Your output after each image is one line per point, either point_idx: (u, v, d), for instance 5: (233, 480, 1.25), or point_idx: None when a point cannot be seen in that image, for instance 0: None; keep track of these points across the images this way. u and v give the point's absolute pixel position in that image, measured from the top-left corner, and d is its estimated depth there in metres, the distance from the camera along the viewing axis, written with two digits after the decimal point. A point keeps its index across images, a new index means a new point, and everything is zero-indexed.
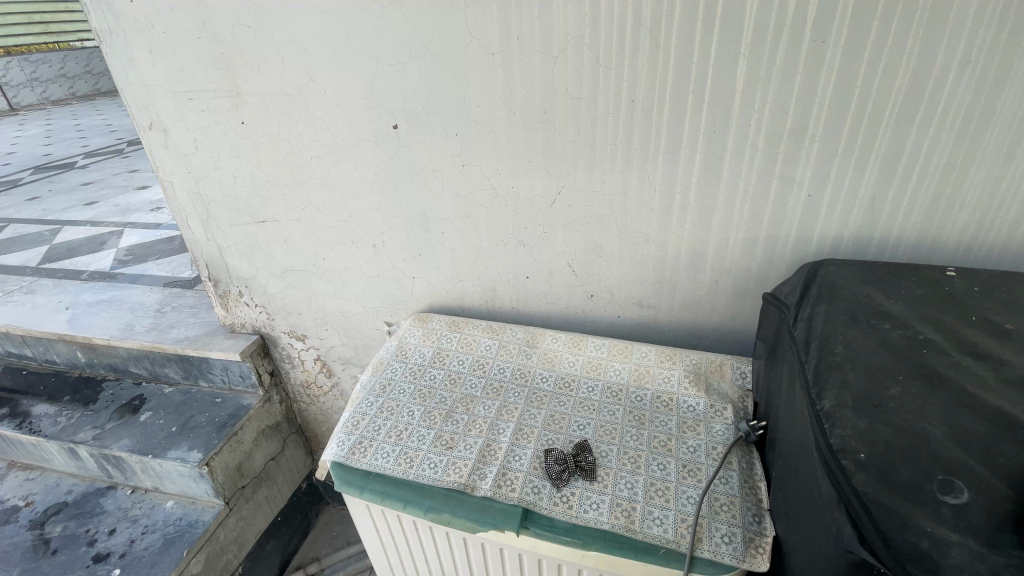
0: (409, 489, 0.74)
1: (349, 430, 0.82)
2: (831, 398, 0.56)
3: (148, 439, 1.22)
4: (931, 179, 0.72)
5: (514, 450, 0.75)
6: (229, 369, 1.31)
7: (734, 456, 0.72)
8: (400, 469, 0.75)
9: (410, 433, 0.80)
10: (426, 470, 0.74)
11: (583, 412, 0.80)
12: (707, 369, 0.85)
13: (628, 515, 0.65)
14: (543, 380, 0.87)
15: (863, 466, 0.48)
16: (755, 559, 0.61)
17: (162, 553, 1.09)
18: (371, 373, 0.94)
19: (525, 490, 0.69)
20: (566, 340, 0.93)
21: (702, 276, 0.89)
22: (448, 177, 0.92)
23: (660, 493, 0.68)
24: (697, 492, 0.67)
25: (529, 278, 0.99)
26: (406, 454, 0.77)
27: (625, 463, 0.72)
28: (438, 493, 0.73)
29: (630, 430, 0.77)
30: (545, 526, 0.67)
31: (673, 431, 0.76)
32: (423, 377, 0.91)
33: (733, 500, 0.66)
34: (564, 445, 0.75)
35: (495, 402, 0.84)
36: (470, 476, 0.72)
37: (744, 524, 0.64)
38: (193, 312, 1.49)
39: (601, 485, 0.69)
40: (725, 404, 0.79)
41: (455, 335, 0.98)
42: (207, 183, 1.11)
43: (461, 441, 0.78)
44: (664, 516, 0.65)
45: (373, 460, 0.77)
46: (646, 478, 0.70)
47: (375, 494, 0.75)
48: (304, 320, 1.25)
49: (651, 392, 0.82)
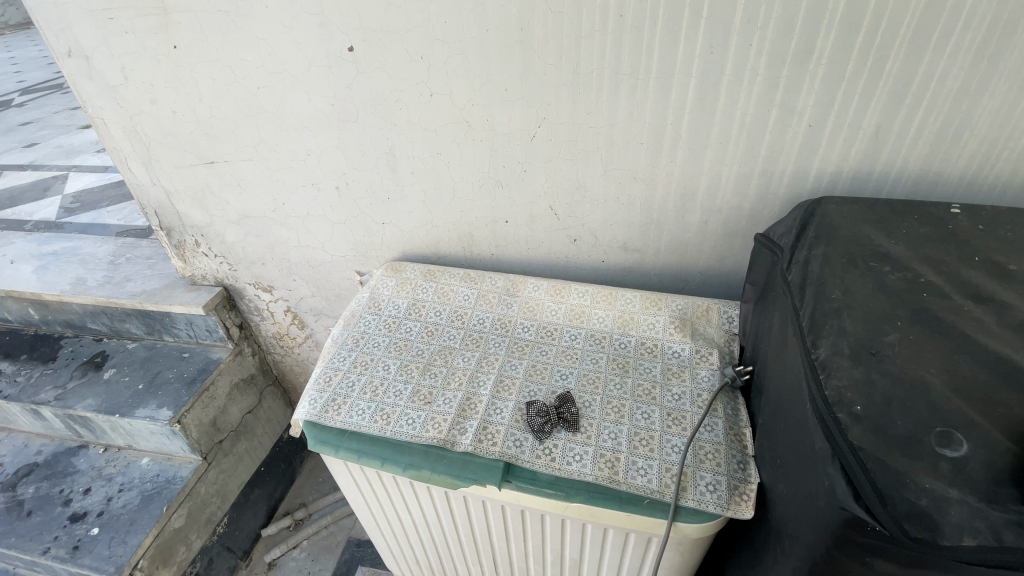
0: (386, 447, 0.71)
1: (321, 387, 0.78)
2: (827, 346, 0.53)
3: (114, 398, 1.17)
4: (940, 107, 0.66)
5: (495, 403, 0.72)
6: (193, 323, 1.24)
7: (720, 403, 0.71)
8: (376, 426, 0.71)
9: (387, 389, 0.76)
10: (404, 426, 0.71)
11: (565, 361, 0.77)
12: (693, 314, 0.82)
13: (612, 467, 0.64)
14: (523, 330, 0.83)
15: (860, 419, 0.46)
16: (739, 507, 0.60)
17: (141, 510, 1.07)
18: (341, 328, 0.88)
19: (507, 444, 0.67)
20: (548, 287, 0.89)
21: (691, 217, 0.83)
22: (416, 109, 0.82)
23: (645, 443, 0.66)
24: (682, 441, 0.66)
25: (509, 223, 0.93)
26: (382, 410, 0.73)
27: (609, 413, 0.70)
28: (418, 450, 0.70)
29: (614, 378, 0.74)
30: (527, 480, 0.65)
31: (658, 377, 0.74)
32: (398, 329, 0.86)
33: (718, 448, 0.65)
34: (546, 397, 0.72)
35: (474, 354, 0.80)
36: (450, 431, 0.69)
37: (729, 472, 0.63)
38: (150, 264, 1.39)
39: (585, 437, 0.67)
40: (712, 350, 0.77)
41: (431, 285, 0.93)
42: (143, 120, 0.99)
43: (441, 395, 0.74)
44: (648, 466, 0.64)
45: (347, 418, 0.73)
46: (630, 428, 0.68)
47: (351, 452, 0.72)
48: (269, 270, 1.17)
49: (636, 339, 0.79)
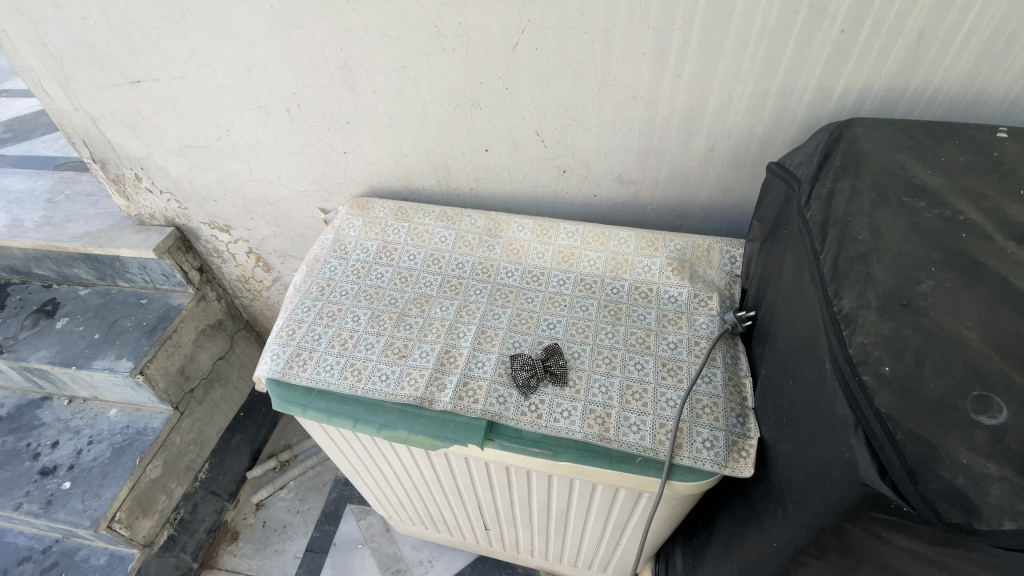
0: (358, 406, 0.65)
1: (284, 341, 0.71)
2: (851, 298, 0.46)
3: (70, 350, 1.09)
4: (998, 8, 0.54)
5: (476, 356, 0.65)
6: (147, 267, 1.13)
7: (719, 352, 0.65)
8: (346, 384, 0.65)
9: (356, 342, 0.69)
10: (377, 383, 0.64)
11: (552, 309, 0.70)
12: (693, 255, 0.74)
13: (603, 423, 0.59)
14: (506, 275, 0.75)
15: (887, 382, 0.41)
16: (737, 464, 0.56)
17: (114, 463, 1.03)
18: (304, 275, 0.79)
19: (489, 401, 0.61)
20: (534, 227, 0.79)
21: (696, 143, 0.73)
22: (374, 12, 0.68)
23: (637, 397, 0.61)
24: (678, 395, 0.61)
25: (489, 151, 0.81)
26: (353, 366, 0.67)
27: (599, 365, 0.64)
28: (392, 409, 0.64)
29: (604, 326, 0.68)
30: (511, 439, 0.60)
31: (652, 324, 0.68)
32: (368, 276, 0.78)
33: (716, 402, 0.60)
34: (532, 349, 0.66)
35: (453, 302, 0.73)
36: (427, 388, 0.63)
37: (728, 427, 0.58)
38: (93, 201, 1.25)
39: (573, 391, 0.61)
40: (712, 294, 0.70)
41: (403, 225, 0.83)
42: (45, 27, 0.82)
43: (416, 348, 0.67)
44: (641, 422, 0.59)
45: (314, 375, 0.67)
46: (621, 380, 0.62)
47: (320, 412, 0.65)
48: (223, 207, 1.06)
49: (629, 283, 0.72)
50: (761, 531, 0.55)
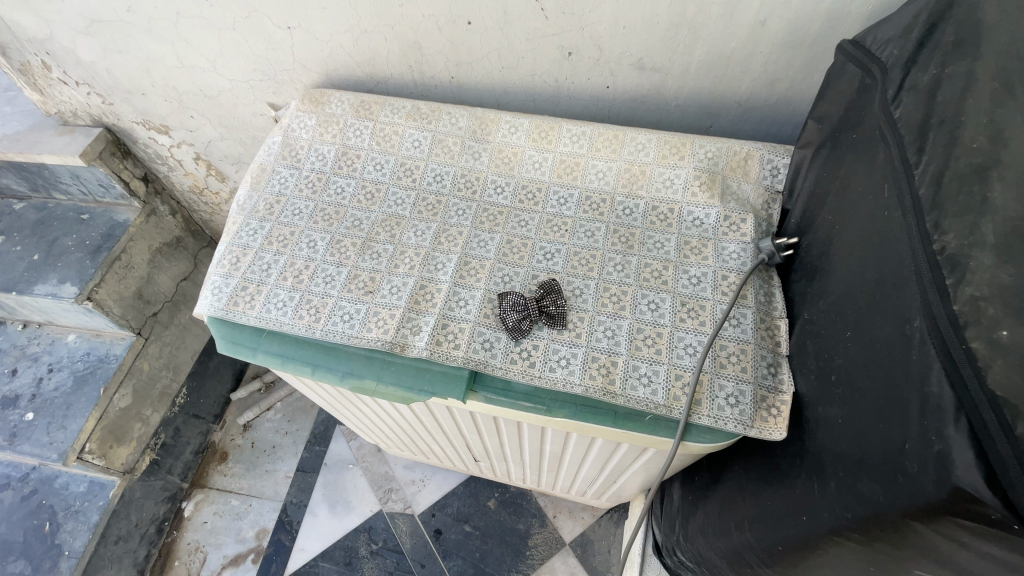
0: (316, 350, 0.54)
1: (227, 272, 0.59)
2: (960, 233, 0.34)
3: (10, 273, 0.97)
4: None
5: (457, 292, 0.54)
6: (80, 177, 0.97)
7: (751, 288, 0.54)
8: (302, 324, 0.54)
9: (313, 274, 0.58)
10: (339, 323, 0.53)
11: (549, 234, 0.58)
12: (726, 167, 0.60)
13: (607, 375, 0.49)
14: (495, 192, 0.61)
15: (1004, 350, 0.30)
16: (765, 425, 0.47)
17: (76, 393, 0.96)
18: (250, 191, 0.66)
19: (473, 347, 0.51)
20: (530, 128, 0.63)
21: (744, 15, 0.55)
22: None
23: (650, 343, 0.50)
24: (699, 340, 0.50)
25: (472, 24, 0.63)
26: (309, 302, 0.55)
27: (605, 305, 0.52)
28: (357, 355, 0.53)
29: (613, 257, 0.55)
30: (498, 391, 0.51)
31: (671, 255, 0.55)
32: (326, 191, 0.64)
33: (744, 349, 0.50)
34: (525, 284, 0.54)
35: (429, 226, 0.60)
36: (399, 331, 0.52)
37: (756, 379, 0.49)
38: (8, 96, 1.05)
39: (573, 335, 0.51)
40: (745, 215, 0.57)
41: (366, 124, 0.67)
42: None
43: (384, 282, 0.56)
44: (651, 374, 0.49)
45: (263, 313, 0.56)
46: (631, 323, 0.51)
47: (272, 356, 0.54)
48: (155, 103, 0.88)
49: (646, 202, 0.59)
50: (785, 498, 0.47)
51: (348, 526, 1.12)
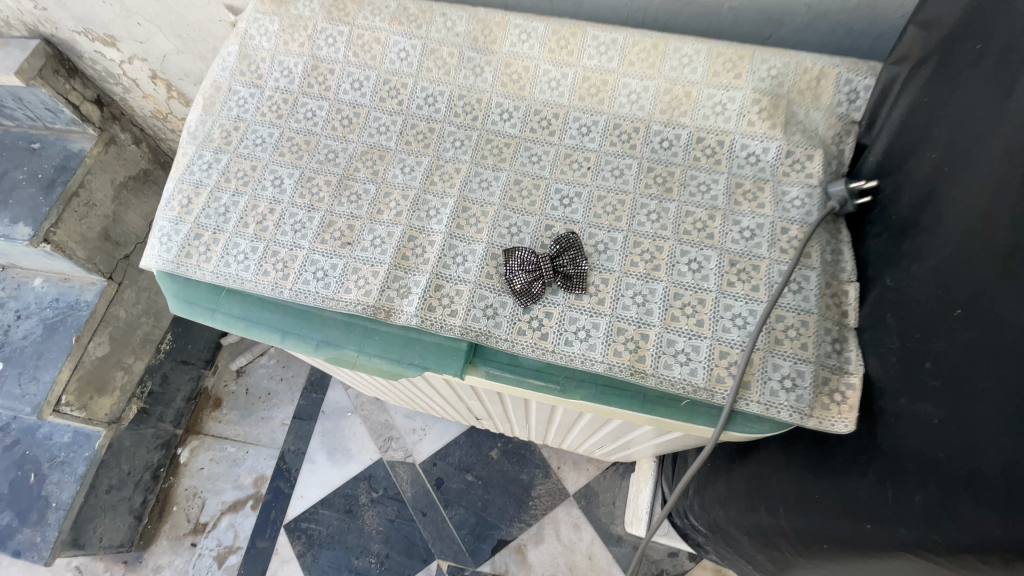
0: (286, 314, 0.45)
1: (177, 216, 0.49)
2: None
3: None
4: None
5: (453, 245, 0.44)
6: (22, 100, 0.84)
7: (816, 244, 0.44)
8: (267, 282, 0.45)
9: (279, 219, 0.47)
10: (310, 282, 0.44)
11: (566, 172, 0.47)
12: (792, 89, 0.48)
13: (635, 351, 0.40)
14: (500, 117, 0.50)
15: None
16: (827, 414, 0.39)
17: (47, 342, 0.89)
18: (203, 116, 0.54)
19: (473, 314, 0.41)
20: (545, 35, 0.50)
21: None
22: None
23: (690, 313, 0.41)
24: (751, 310, 0.41)
25: None
26: (275, 255, 0.46)
27: (636, 264, 0.42)
28: (335, 321, 0.44)
29: (646, 202, 0.45)
30: (503, 366, 0.42)
31: (718, 202, 0.45)
32: (295, 115, 0.53)
33: (805, 321, 0.41)
34: (537, 237, 0.44)
35: (420, 161, 0.48)
36: (383, 293, 0.43)
37: (818, 358, 0.40)
38: None
39: (595, 302, 0.41)
40: (812, 152, 0.46)
41: (340, 30, 0.54)
42: None
43: (365, 231, 0.45)
44: (691, 350, 0.39)
45: (220, 267, 0.46)
46: (667, 286, 0.41)
47: (231, 321, 0.45)
48: (93, 6, 0.73)
49: (689, 132, 0.48)
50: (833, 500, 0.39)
51: (347, 475, 1.08)
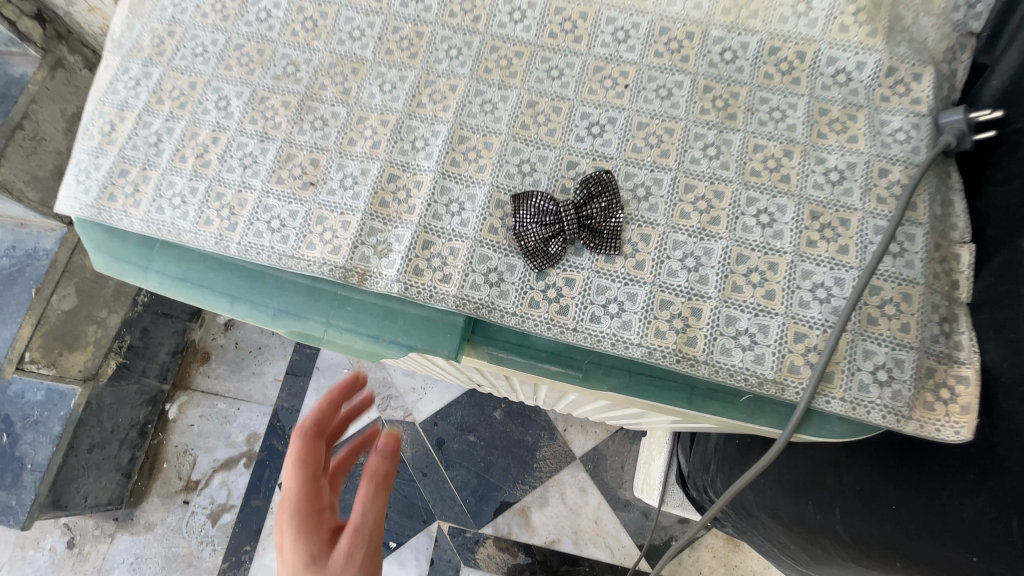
0: (234, 276, 0.35)
1: (100, 147, 0.39)
2: None
3: None
4: None
5: (446, 187, 0.34)
6: None
7: (924, 192, 0.33)
8: (208, 233, 0.35)
9: (224, 151, 0.37)
10: (262, 234, 0.34)
11: (595, 91, 0.36)
12: None
13: (683, 331, 0.30)
14: (509, 18, 0.38)
15: None
16: (931, 418, 0.29)
17: (4, 294, 0.80)
18: (130, 18, 0.42)
19: (472, 279, 0.32)
20: None
21: None
22: None
23: (757, 282, 0.31)
24: (837, 279, 0.31)
25: None
26: (219, 198, 0.36)
27: (687, 216, 0.32)
28: (295, 285, 0.34)
29: (701, 132, 0.34)
30: (510, 347, 0.33)
31: (796, 134, 0.34)
32: (244, 16, 0.41)
33: (908, 295, 0.31)
34: (556, 177, 0.34)
35: (404, 75, 0.37)
36: (356, 252, 0.33)
37: (923, 344, 0.30)
38: None
39: (631, 265, 0.31)
40: (921, 69, 0.35)
41: None
42: None
43: (332, 167, 0.35)
44: (756, 331, 0.30)
45: (152, 214, 0.36)
46: (728, 246, 0.31)
47: (167, 283, 0.36)
48: None
49: (760, 40, 0.36)
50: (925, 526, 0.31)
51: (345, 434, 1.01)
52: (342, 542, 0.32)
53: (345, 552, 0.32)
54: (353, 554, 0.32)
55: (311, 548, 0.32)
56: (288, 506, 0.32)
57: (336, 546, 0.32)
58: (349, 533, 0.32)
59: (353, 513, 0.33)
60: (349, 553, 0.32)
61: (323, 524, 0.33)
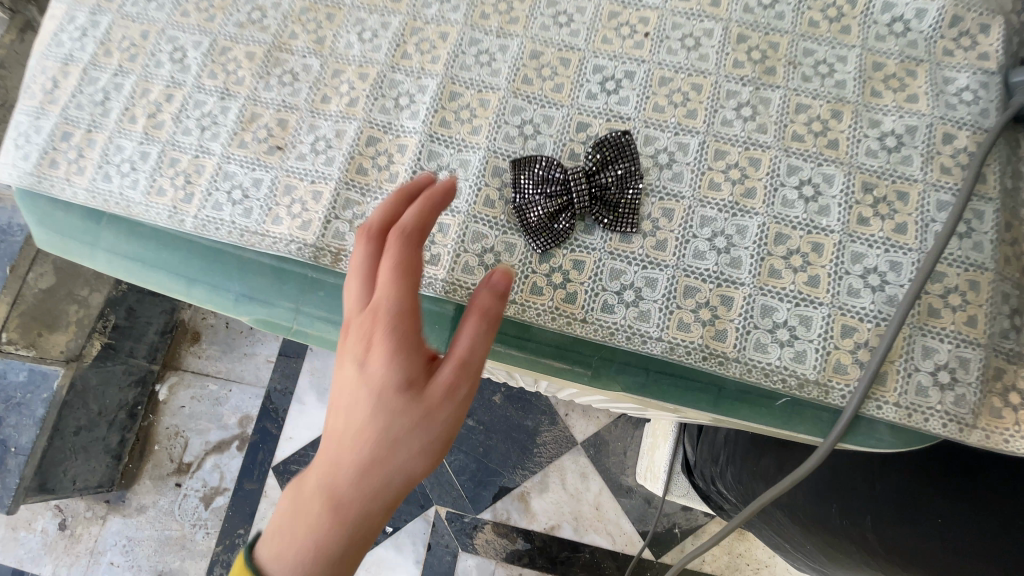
0: (191, 256, 0.30)
1: (39, 105, 0.34)
2: None
3: None
4: None
5: (435, 152, 0.29)
6: None
7: (995, 161, 0.28)
8: (161, 205, 0.30)
9: (180, 110, 0.32)
10: (222, 206, 0.30)
11: (610, 40, 0.30)
12: None
13: (711, 323, 0.26)
14: None
15: None
16: (998, 427, 0.25)
17: None
18: None
19: (462, 262, 0.27)
20: None
21: None
22: None
23: (798, 265, 0.26)
24: (892, 263, 0.26)
25: None
26: (174, 164, 0.31)
27: (716, 187, 0.27)
28: (260, 268, 0.30)
29: (735, 89, 0.29)
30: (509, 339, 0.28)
31: (846, 93, 0.29)
32: None
33: (975, 283, 0.26)
34: (562, 142, 0.29)
35: (387, 22, 0.32)
36: (329, 228, 0.28)
37: (992, 340, 0.26)
38: None
39: (651, 245, 0.27)
40: (990, 19, 0.29)
41: None
42: None
43: (303, 129, 0.30)
44: (797, 324, 0.26)
45: (98, 182, 0.32)
46: (765, 223, 0.27)
47: (117, 263, 0.31)
48: None
49: None
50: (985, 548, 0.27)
51: None
52: (442, 373, 0.19)
53: (447, 389, 0.19)
54: (458, 394, 0.19)
55: (404, 373, 0.19)
56: (376, 308, 0.19)
57: (434, 378, 0.19)
58: (452, 362, 0.19)
59: (459, 339, 0.19)
60: (453, 390, 0.19)
61: (419, 347, 0.19)
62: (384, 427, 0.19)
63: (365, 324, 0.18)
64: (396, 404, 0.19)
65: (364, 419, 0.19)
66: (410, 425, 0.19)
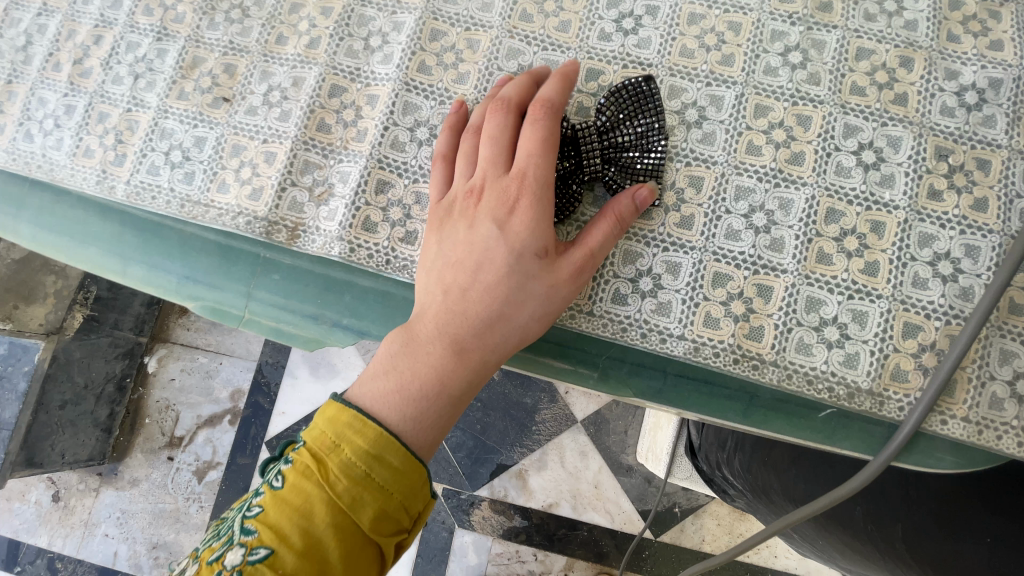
0: (125, 231, 0.25)
1: None
2: None
3: None
4: None
5: (412, 104, 0.24)
6: None
7: None
8: (90, 167, 0.26)
9: (109, 54, 0.27)
10: (160, 169, 0.25)
11: None
12: None
13: (745, 318, 0.21)
14: None
15: None
16: None
17: None
18: None
19: None
20: None
21: None
22: None
23: (853, 250, 0.22)
24: (966, 246, 0.21)
25: None
26: (103, 120, 0.26)
27: (751, 150, 0.23)
28: (207, 246, 0.25)
29: (782, 29, 0.24)
30: None
31: (917, 36, 0.23)
32: None
33: None
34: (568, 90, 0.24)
35: None
36: (284, 198, 0.24)
37: None
38: None
39: (674, 222, 0.22)
40: None
41: None
42: None
43: (255, 75, 0.25)
44: (849, 321, 0.21)
45: (14, 141, 0.27)
46: (814, 197, 0.22)
47: (39, 241, 0.26)
48: None
49: None
50: None
51: None
52: (574, 255, 0.21)
53: (572, 272, 0.21)
54: (580, 280, 0.21)
55: (536, 244, 0.21)
56: (523, 173, 0.21)
57: (563, 258, 0.21)
58: (582, 250, 0.21)
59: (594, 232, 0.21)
60: (578, 275, 0.21)
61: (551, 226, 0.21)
62: (514, 290, 0.20)
63: (515, 183, 0.20)
64: (529, 269, 0.20)
65: (496, 277, 0.21)
66: (541, 291, 0.21)
